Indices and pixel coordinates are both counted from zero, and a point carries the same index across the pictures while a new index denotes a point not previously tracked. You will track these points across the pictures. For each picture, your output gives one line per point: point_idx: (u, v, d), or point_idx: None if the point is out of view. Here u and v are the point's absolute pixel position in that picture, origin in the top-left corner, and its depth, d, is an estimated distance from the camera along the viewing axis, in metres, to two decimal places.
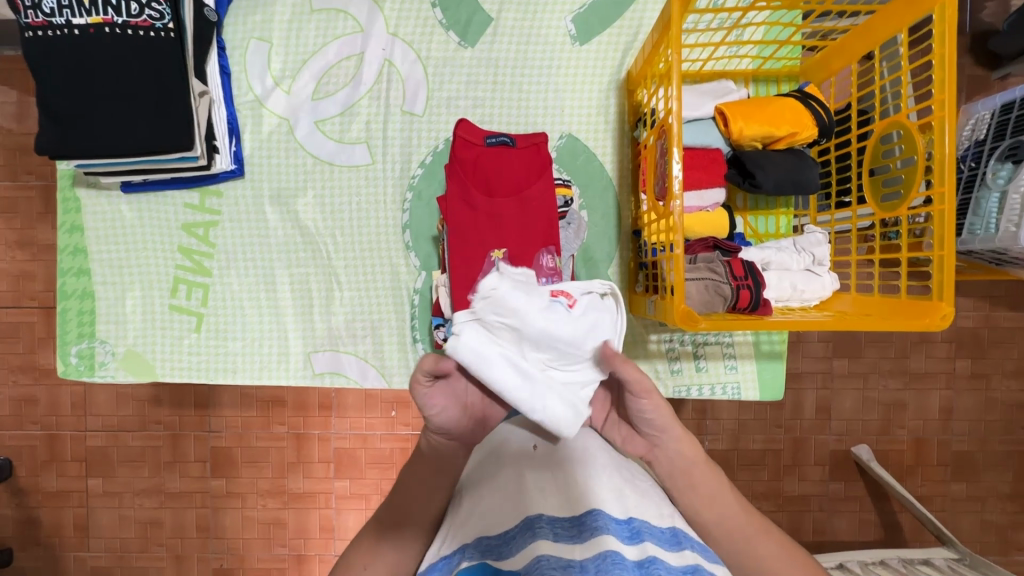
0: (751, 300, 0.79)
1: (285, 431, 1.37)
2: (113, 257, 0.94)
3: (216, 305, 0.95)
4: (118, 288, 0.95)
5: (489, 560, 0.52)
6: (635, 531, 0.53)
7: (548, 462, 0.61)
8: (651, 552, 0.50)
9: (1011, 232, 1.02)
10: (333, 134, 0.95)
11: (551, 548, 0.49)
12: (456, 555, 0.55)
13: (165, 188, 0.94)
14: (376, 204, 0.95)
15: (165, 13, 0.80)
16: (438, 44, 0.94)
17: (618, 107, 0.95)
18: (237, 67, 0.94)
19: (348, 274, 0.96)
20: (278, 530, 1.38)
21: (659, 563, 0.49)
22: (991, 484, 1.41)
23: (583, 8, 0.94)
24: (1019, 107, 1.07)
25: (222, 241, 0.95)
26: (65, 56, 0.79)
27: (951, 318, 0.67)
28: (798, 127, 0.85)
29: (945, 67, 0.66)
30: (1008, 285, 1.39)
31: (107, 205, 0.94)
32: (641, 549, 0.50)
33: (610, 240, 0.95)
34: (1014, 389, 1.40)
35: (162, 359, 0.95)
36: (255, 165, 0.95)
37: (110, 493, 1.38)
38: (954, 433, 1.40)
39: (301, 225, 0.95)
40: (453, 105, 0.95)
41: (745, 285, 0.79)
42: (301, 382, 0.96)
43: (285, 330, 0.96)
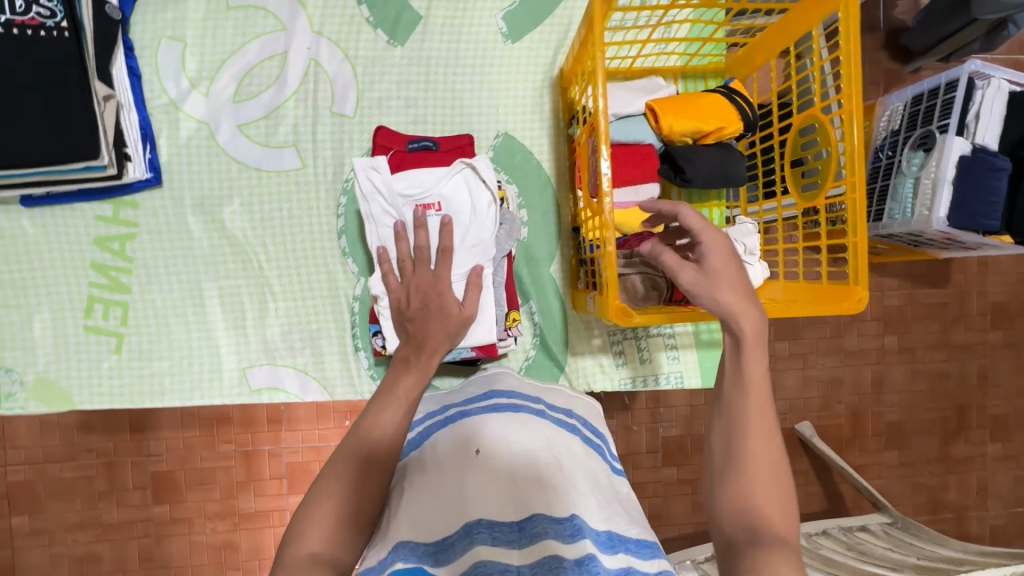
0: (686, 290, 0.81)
1: (232, 450, 1.30)
2: (16, 277, 0.87)
3: (138, 324, 0.89)
4: (25, 311, 0.87)
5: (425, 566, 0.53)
6: (574, 530, 0.53)
7: (490, 466, 0.60)
8: (588, 550, 0.50)
9: (925, 215, 1.10)
10: (258, 138, 0.91)
11: (489, 555, 0.51)
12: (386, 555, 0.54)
13: (73, 201, 0.87)
14: (309, 210, 0.92)
15: (57, 11, 0.76)
16: (366, 42, 0.92)
17: (552, 105, 0.95)
18: (148, 69, 0.88)
19: (283, 284, 0.92)
20: (230, 554, 1.31)
21: (597, 562, 0.50)
22: (920, 449, 1.51)
23: (512, 6, 0.93)
24: (928, 97, 1.14)
25: (141, 255, 0.89)
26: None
27: (866, 301, 0.71)
28: (725, 122, 0.87)
29: (851, 62, 0.70)
30: (927, 264, 1.49)
31: (6, 220, 0.86)
32: (580, 549, 0.51)
33: (550, 238, 0.95)
34: (936, 359, 1.51)
35: (79, 385, 0.88)
36: (174, 173, 0.89)
37: (38, 531, 1.27)
38: (886, 404, 1.50)
39: (229, 234, 0.91)
40: (385, 105, 0.92)
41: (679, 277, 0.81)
42: (236, 401, 0.91)
43: (216, 345, 0.91)
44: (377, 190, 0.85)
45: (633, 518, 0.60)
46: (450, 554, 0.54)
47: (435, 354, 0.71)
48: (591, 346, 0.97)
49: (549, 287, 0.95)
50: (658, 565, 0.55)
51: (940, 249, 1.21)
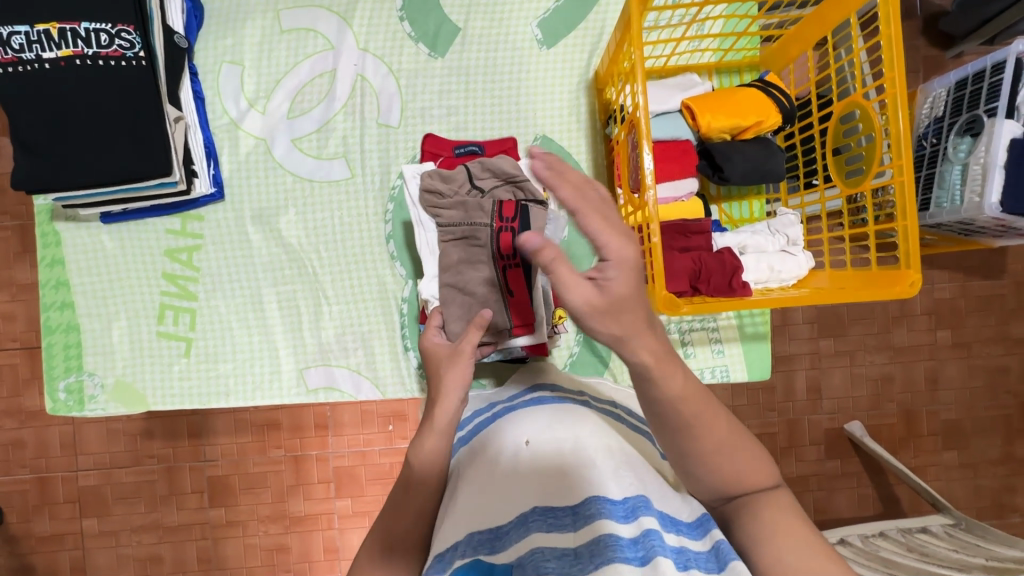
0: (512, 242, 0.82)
1: (282, 454, 1.36)
2: (96, 287, 0.94)
3: (204, 329, 0.95)
4: (104, 318, 0.94)
5: (483, 556, 0.55)
6: (631, 511, 0.54)
7: (540, 453, 0.62)
8: (645, 528, 0.52)
9: (976, 202, 1.07)
10: (311, 151, 0.96)
11: (544, 542, 0.53)
12: (447, 552, 0.57)
13: (146, 216, 0.94)
14: (358, 217, 0.96)
15: (135, 42, 0.81)
16: (408, 56, 0.96)
17: (588, 106, 0.98)
18: (210, 91, 0.95)
19: (335, 288, 0.96)
20: (282, 556, 1.36)
21: (654, 537, 0.52)
22: (980, 450, 1.45)
23: (548, 12, 0.97)
24: (972, 81, 1.12)
25: (206, 264, 0.95)
26: (41, 94, 0.80)
27: (920, 284, 0.70)
28: (763, 116, 0.88)
29: (893, 47, 0.69)
30: (980, 255, 1.43)
31: (87, 236, 0.94)
32: (636, 527, 0.52)
33: (590, 236, 0.97)
34: (995, 354, 1.44)
35: (153, 388, 0.95)
36: (235, 187, 0.96)
37: (106, 532, 1.35)
38: (942, 402, 1.44)
39: (285, 243, 0.96)
40: (427, 114, 0.97)
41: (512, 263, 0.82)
42: (294, 400, 0.96)
43: (275, 348, 0.96)
44: (440, 194, 0.87)
45: (684, 496, 0.59)
46: (507, 542, 0.56)
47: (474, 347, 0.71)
48: None
49: None
50: (711, 540, 0.54)
51: (992, 237, 1.17)
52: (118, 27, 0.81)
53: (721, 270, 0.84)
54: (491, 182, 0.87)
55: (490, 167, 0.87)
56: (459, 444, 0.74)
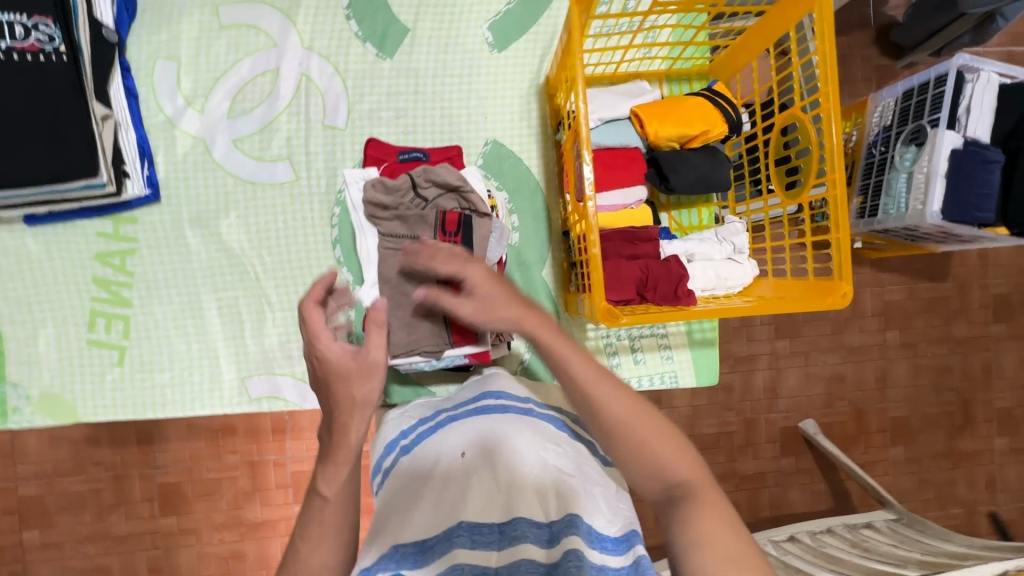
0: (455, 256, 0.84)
1: (238, 460, 1.32)
2: (21, 293, 0.89)
3: (139, 337, 0.91)
4: (29, 327, 0.89)
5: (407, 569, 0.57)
6: (553, 533, 0.58)
7: (478, 469, 0.64)
8: (565, 547, 0.55)
9: (919, 209, 1.10)
10: (253, 152, 0.93)
11: (466, 558, 0.56)
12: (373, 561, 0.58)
13: (75, 218, 0.89)
14: (304, 221, 0.94)
15: (54, 36, 0.78)
16: (355, 56, 0.94)
17: (539, 111, 0.97)
18: (145, 88, 0.90)
19: (280, 294, 0.94)
20: (238, 563, 1.32)
21: (572, 558, 0.54)
22: (925, 444, 1.51)
23: (498, 15, 0.95)
24: (918, 91, 1.15)
25: (141, 269, 0.91)
26: None
27: (850, 296, 0.71)
28: (709, 125, 0.89)
29: (827, 63, 0.71)
30: (925, 259, 1.49)
31: (10, 239, 0.88)
32: (555, 549, 0.56)
33: (542, 242, 0.96)
34: (939, 353, 1.50)
35: (84, 399, 0.90)
36: (172, 189, 0.91)
37: (50, 544, 1.29)
38: (890, 400, 1.49)
39: (226, 247, 0.93)
40: (376, 116, 0.94)
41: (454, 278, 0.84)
42: (236, 409, 0.93)
43: (215, 355, 0.93)
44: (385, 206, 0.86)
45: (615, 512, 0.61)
46: (430, 556, 0.58)
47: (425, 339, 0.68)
48: (586, 347, 0.97)
49: (543, 292, 0.95)
50: (634, 558, 0.56)
51: (935, 242, 1.21)
52: (35, 19, 0.77)
53: (666, 279, 0.84)
54: (436, 192, 0.86)
55: (433, 177, 0.85)
56: (400, 454, 0.72)
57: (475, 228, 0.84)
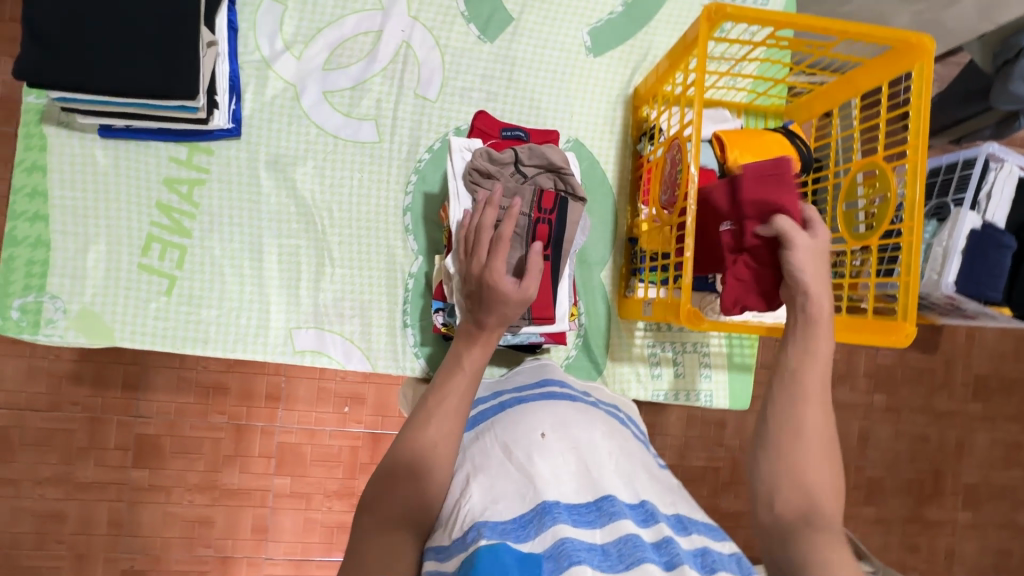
0: (547, 235, 0.80)
1: (225, 421, 1.28)
2: (76, 202, 0.86)
3: (193, 269, 0.89)
4: (80, 239, 0.86)
5: (508, 542, 0.51)
6: (648, 515, 0.56)
7: (558, 449, 0.62)
8: (664, 533, 0.53)
9: (935, 279, 1.17)
10: (341, 107, 0.93)
11: (572, 533, 0.51)
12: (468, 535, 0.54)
13: (150, 138, 0.87)
14: (378, 183, 0.94)
15: None
16: (459, 34, 0.96)
17: (623, 120, 1.00)
18: (246, 24, 0.90)
19: (342, 251, 0.93)
20: (203, 529, 1.27)
21: (674, 543, 0.52)
22: (895, 507, 1.56)
23: (600, 22, 0.99)
24: (945, 171, 1.26)
25: (208, 201, 0.89)
26: None
27: (914, 335, 0.75)
28: (784, 161, 0.93)
29: (920, 118, 0.76)
30: (919, 330, 1.57)
31: (78, 146, 0.86)
32: (656, 532, 0.53)
33: (606, 244, 0.99)
34: (920, 422, 1.57)
35: (123, 322, 0.87)
36: (253, 127, 0.91)
37: (6, 480, 1.22)
38: (869, 459, 1.55)
39: (297, 195, 0.92)
40: (467, 95, 0.96)
41: (541, 258, 0.81)
42: (279, 358, 0.91)
43: (267, 301, 0.91)
44: (488, 174, 0.83)
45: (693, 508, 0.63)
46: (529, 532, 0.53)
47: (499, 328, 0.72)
48: (630, 354, 0.99)
49: (599, 292, 0.98)
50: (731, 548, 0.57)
51: (939, 313, 1.27)
52: None
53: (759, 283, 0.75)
54: (534, 169, 0.84)
55: (536, 155, 0.84)
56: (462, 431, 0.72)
57: (569, 212, 0.82)
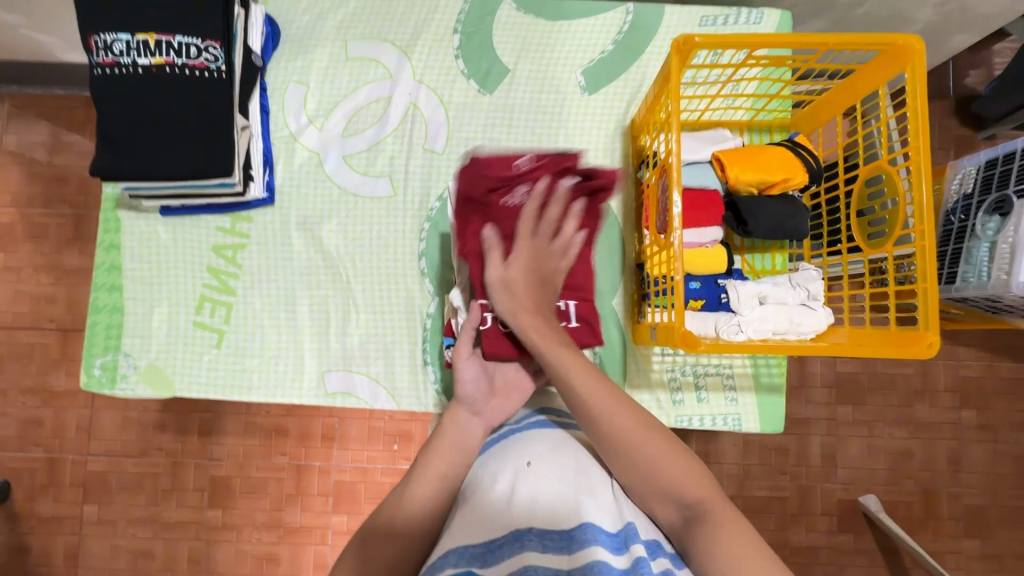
0: None
1: (286, 462, 1.37)
2: (144, 273, 1.01)
3: (237, 323, 1.00)
4: (146, 304, 1.00)
5: (474, 568, 0.55)
6: (622, 544, 0.57)
7: (545, 472, 0.63)
8: (637, 557, 0.54)
9: (1003, 279, 1.04)
10: (359, 168, 1.03)
11: (538, 561, 0.54)
12: (439, 560, 0.58)
13: (201, 213, 1.01)
14: (395, 233, 1.02)
15: (220, 57, 0.88)
16: (460, 90, 1.04)
17: (623, 150, 1.03)
18: (276, 106, 1.04)
19: (365, 297, 1.01)
20: (271, 566, 1.35)
21: (644, 568, 0.54)
22: (1004, 541, 1.38)
23: (592, 62, 1.04)
24: (1002, 162, 1.09)
25: (249, 262, 1.01)
26: (118, 90, 0.87)
27: (938, 346, 0.71)
28: (790, 174, 0.92)
29: (919, 119, 0.74)
30: (1008, 336, 1.41)
31: (144, 226, 1.01)
32: (628, 557, 0.55)
33: (614, 272, 1.00)
34: (1022, 440, 1.39)
35: (182, 374, 0.99)
36: (285, 194, 1.03)
37: (105, 521, 1.37)
38: (964, 485, 1.39)
39: (324, 251, 1.02)
40: (471, 144, 1.03)
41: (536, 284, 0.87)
42: (311, 400, 0.99)
43: (301, 349, 1.00)
44: None
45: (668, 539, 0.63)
46: (498, 556, 0.56)
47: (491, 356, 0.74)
48: (649, 380, 0.98)
49: (612, 320, 0.99)
50: None
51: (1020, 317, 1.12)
52: (207, 42, 0.88)
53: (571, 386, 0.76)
54: None
55: None
56: None
57: None
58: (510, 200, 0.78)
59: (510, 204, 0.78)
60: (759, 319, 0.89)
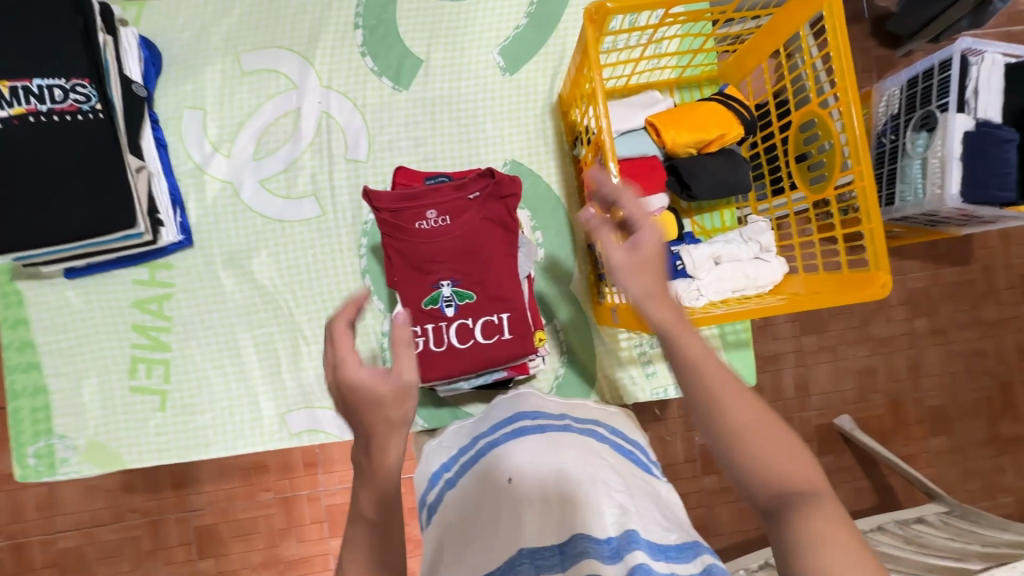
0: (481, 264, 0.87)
1: (272, 497, 1.22)
2: (62, 345, 0.91)
3: (179, 380, 0.93)
4: (72, 379, 0.91)
5: None
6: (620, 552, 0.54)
7: (529, 490, 0.64)
8: (631, 563, 0.52)
9: (937, 193, 1.05)
10: (279, 191, 0.95)
11: None
12: None
13: (113, 267, 0.92)
14: (332, 254, 0.95)
15: (92, 95, 0.79)
16: (373, 90, 0.97)
17: (554, 128, 0.99)
18: (173, 138, 0.94)
19: (313, 327, 0.95)
20: None
21: (641, 571, 0.51)
22: (967, 433, 1.45)
23: (507, 41, 0.98)
24: (923, 79, 1.10)
25: (178, 312, 0.93)
26: None
27: (891, 285, 0.71)
28: (725, 129, 0.90)
29: (842, 57, 0.72)
30: (948, 242, 1.45)
31: (51, 293, 0.91)
32: (624, 564, 0.52)
33: (567, 256, 0.97)
34: (972, 337, 1.46)
35: (130, 445, 0.91)
36: (203, 233, 0.94)
37: None
38: (926, 389, 1.45)
39: (259, 286, 0.94)
40: (396, 146, 0.97)
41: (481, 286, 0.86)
42: (277, 445, 0.93)
43: (255, 394, 0.94)
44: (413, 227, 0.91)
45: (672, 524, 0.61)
46: None
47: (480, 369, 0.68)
48: (619, 358, 0.97)
49: (572, 305, 0.97)
50: (702, 563, 0.54)
51: (958, 226, 1.16)
52: (72, 81, 0.78)
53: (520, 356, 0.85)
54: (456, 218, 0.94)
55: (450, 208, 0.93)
56: (447, 487, 0.75)
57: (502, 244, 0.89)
58: (422, 226, 0.85)
59: (424, 229, 0.85)
60: (718, 279, 0.88)
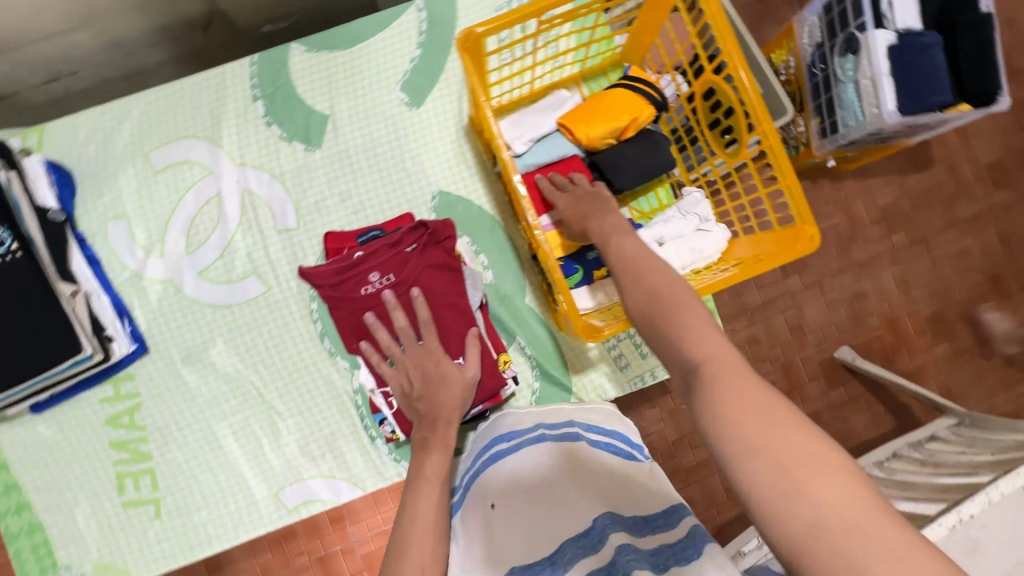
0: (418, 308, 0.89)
1: (307, 561, 1.05)
2: (46, 479, 0.92)
3: (167, 485, 0.93)
4: (64, 509, 0.92)
5: None
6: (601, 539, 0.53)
7: (511, 506, 0.62)
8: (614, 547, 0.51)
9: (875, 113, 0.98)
10: (221, 278, 0.95)
11: None
12: None
13: (76, 392, 0.92)
14: (286, 326, 0.96)
15: (8, 237, 0.82)
16: (287, 156, 0.97)
17: (473, 149, 0.99)
18: (105, 252, 0.95)
19: (285, 402, 0.95)
20: None
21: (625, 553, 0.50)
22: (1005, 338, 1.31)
23: (405, 76, 0.98)
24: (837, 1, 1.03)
25: (150, 419, 0.94)
26: None
27: (818, 235, 0.73)
28: (636, 112, 0.89)
29: (719, 23, 0.73)
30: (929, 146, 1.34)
31: (24, 432, 0.92)
32: (608, 550, 0.51)
33: (515, 272, 0.98)
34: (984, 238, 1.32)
35: (135, 559, 0.92)
36: (156, 336, 0.94)
37: None
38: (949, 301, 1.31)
39: (223, 374, 0.95)
40: (324, 205, 0.97)
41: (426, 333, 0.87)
42: (277, 523, 0.94)
43: (244, 480, 0.94)
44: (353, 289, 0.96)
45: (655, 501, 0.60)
46: None
47: (448, 427, 0.76)
48: (590, 358, 0.97)
49: (532, 318, 0.97)
50: (686, 527, 0.54)
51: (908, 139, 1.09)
52: None
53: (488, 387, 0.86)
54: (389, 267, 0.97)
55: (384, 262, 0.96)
56: None
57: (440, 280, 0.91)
58: (368, 290, 0.89)
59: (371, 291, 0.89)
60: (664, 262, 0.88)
